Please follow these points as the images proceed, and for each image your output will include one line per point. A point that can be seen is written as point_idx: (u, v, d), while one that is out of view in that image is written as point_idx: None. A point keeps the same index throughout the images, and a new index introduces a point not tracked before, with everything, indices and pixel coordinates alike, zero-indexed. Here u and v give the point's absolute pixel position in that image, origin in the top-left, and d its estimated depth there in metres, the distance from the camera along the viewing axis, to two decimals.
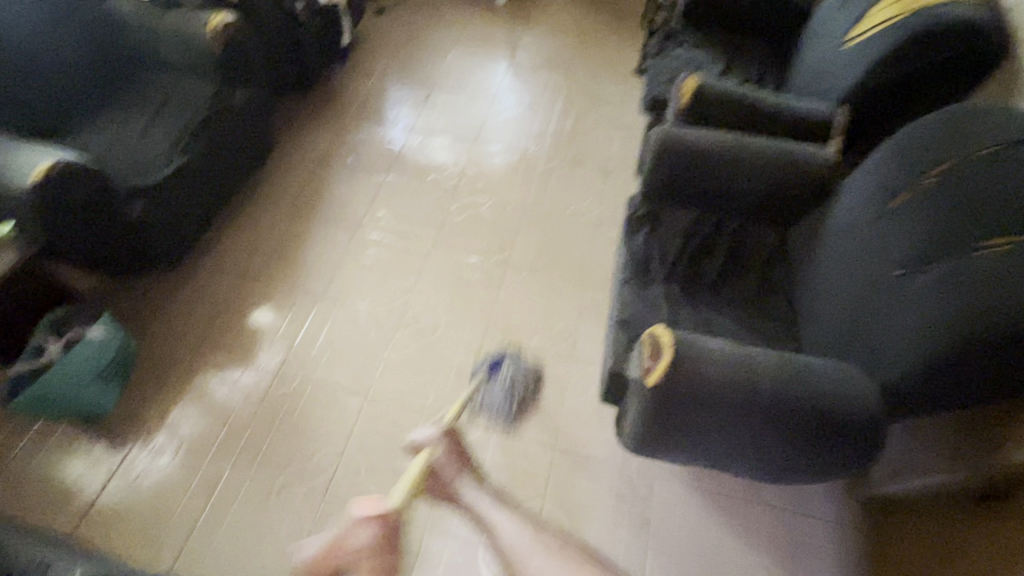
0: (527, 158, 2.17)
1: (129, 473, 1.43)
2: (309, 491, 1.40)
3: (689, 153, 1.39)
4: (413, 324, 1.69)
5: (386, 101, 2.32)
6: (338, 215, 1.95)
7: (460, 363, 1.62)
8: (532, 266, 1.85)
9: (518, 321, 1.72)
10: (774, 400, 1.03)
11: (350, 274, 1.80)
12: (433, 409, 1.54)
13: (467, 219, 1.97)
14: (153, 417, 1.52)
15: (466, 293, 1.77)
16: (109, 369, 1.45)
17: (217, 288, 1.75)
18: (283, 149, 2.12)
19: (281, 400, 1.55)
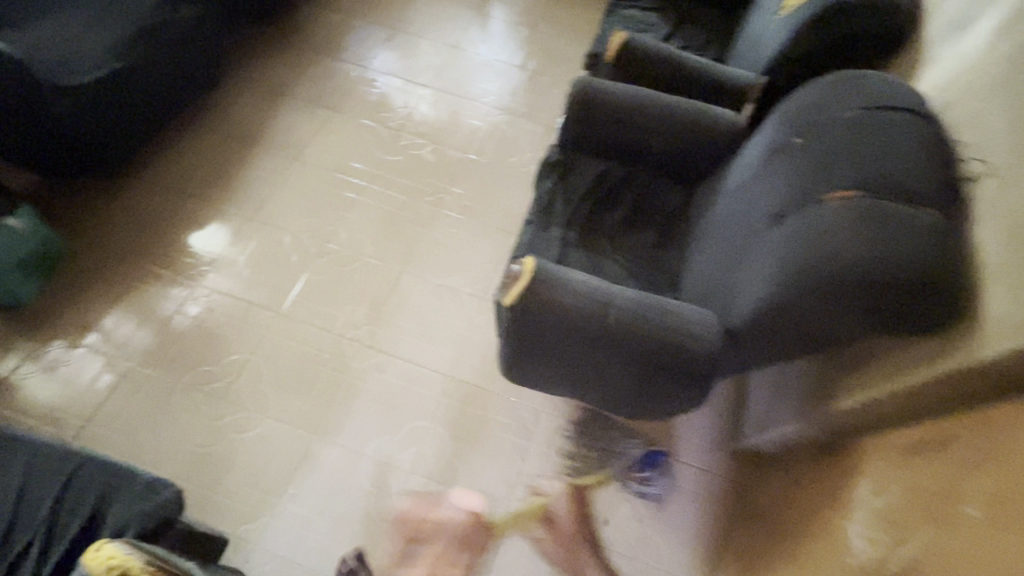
0: (479, 108, 2.19)
1: (44, 363, 1.51)
2: (212, 393, 1.48)
3: (603, 102, 1.42)
4: (335, 252, 1.75)
5: (348, 38, 2.32)
6: (282, 144, 1.98)
7: (376, 292, 1.69)
8: (462, 210, 1.89)
9: (440, 260, 1.78)
10: (618, 334, 1.09)
11: (284, 201, 1.85)
12: (340, 332, 1.61)
13: (407, 160, 2.00)
14: (74, 313, 1.59)
15: (392, 228, 1.82)
16: (29, 261, 1.50)
17: (151, 200, 1.80)
18: (238, 75, 2.13)
19: (198, 310, 1.62)
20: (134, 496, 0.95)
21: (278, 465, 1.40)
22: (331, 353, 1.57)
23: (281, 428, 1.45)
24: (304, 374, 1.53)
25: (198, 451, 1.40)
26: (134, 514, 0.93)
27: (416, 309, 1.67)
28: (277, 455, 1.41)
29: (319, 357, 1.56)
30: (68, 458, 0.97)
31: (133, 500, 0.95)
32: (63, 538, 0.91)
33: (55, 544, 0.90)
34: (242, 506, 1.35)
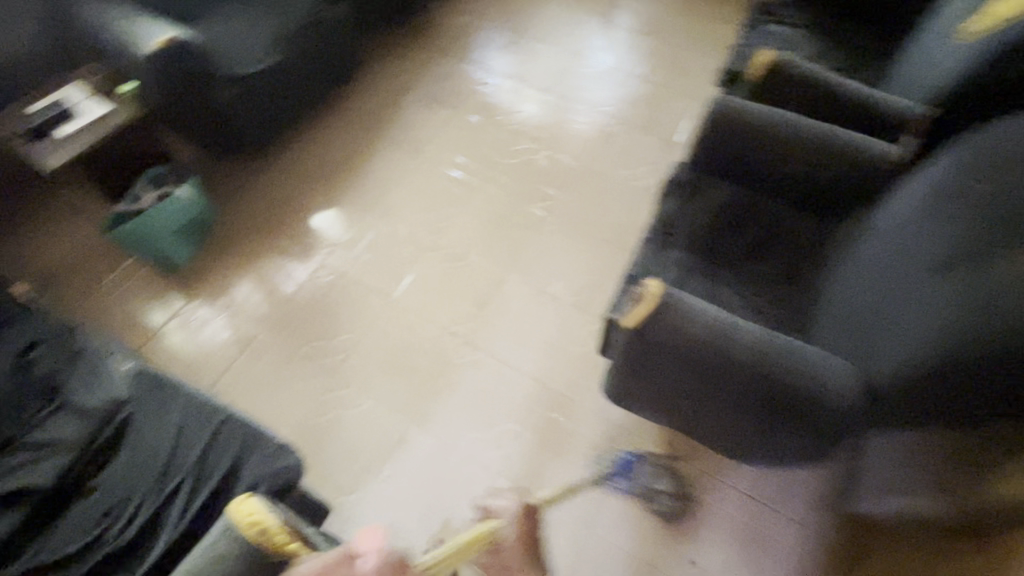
0: (596, 116, 2.17)
1: (187, 319, 1.68)
2: (325, 366, 1.59)
3: (744, 122, 1.34)
4: (445, 248, 1.81)
5: (474, 41, 2.39)
6: (405, 140, 2.08)
7: (481, 290, 1.73)
8: (570, 219, 1.88)
9: (545, 266, 1.78)
10: (744, 368, 1.03)
11: (402, 193, 1.94)
12: (443, 325, 1.66)
13: (521, 164, 2.02)
14: (214, 276, 1.76)
15: (501, 230, 1.85)
16: (185, 227, 1.68)
17: (287, 181, 1.96)
18: (371, 71, 2.26)
19: (318, 288, 1.74)
20: (266, 457, 1.03)
21: (375, 443, 1.47)
22: (433, 344, 1.63)
23: (381, 408, 1.52)
24: (407, 362, 1.60)
25: (307, 418, 1.51)
26: (265, 474, 1.01)
27: (517, 312, 1.69)
28: (376, 435, 1.48)
29: (422, 347, 1.62)
30: (214, 411, 1.08)
31: (265, 462, 1.03)
32: (207, 486, 1.00)
33: (200, 490, 1.00)
34: (339, 477, 1.43)
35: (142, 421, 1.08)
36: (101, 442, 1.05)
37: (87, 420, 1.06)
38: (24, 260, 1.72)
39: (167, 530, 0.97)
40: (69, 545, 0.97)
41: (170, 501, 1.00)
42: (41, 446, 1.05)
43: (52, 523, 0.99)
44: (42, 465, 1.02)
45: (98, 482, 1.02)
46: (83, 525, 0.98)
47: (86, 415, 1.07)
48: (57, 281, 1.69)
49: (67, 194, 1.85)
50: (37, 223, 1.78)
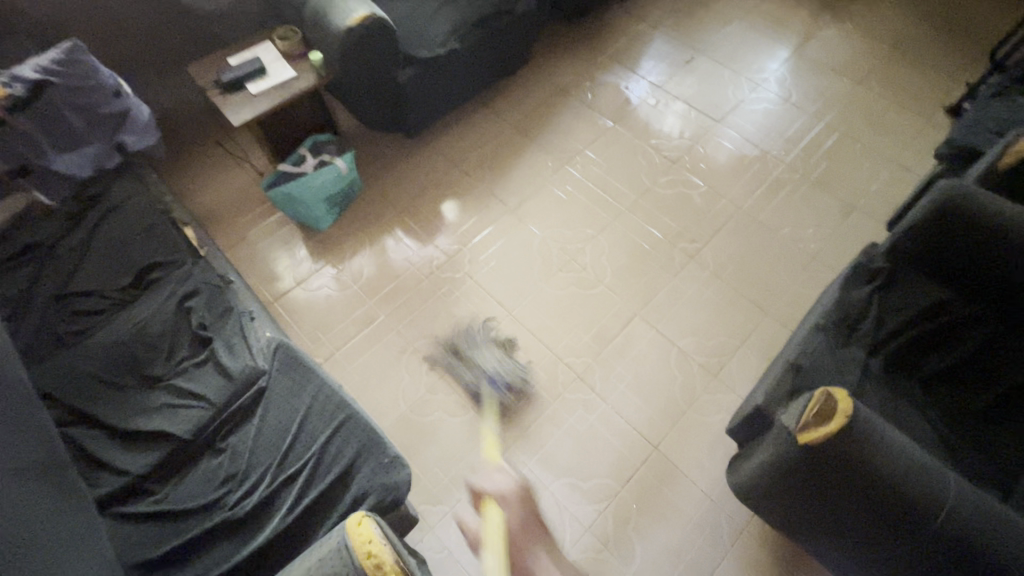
0: (766, 158, 1.95)
1: (315, 284, 1.70)
2: (434, 365, 1.55)
3: (983, 220, 1.11)
4: (575, 271, 1.70)
5: (645, 52, 2.24)
6: (555, 146, 1.99)
7: (605, 325, 1.61)
8: (716, 269, 1.70)
9: (679, 315, 1.62)
10: (938, 543, 0.85)
11: (542, 202, 1.85)
12: (559, 353, 1.56)
13: (672, 196, 1.86)
14: (346, 246, 1.77)
15: (638, 264, 1.71)
16: (334, 196, 1.72)
17: (431, 166, 1.94)
18: (533, 67, 2.18)
19: (442, 283, 1.70)
20: (378, 468, 1.01)
21: (468, 459, 1.42)
22: (546, 372, 1.54)
23: (480, 425, 1.46)
24: (515, 382, 1.52)
25: (407, 414, 1.48)
26: (375, 487, 0.99)
27: (640, 359, 1.55)
28: (472, 451, 1.43)
29: (533, 372, 1.54)
30: (340, 404, 1.08)
31: (377, 473, 1.01)
32: (319, 482, 1.00)
33: (313, 484, 1.00)
34: (426, 484, 1.39)
35: (273, 395, 1.09)
36: (234, 407, 1.08)
37: (228, 381, 1.11)
38: (191, 194, 1.85)
39: (276, 516, 0.97)
40: (192, 501, 1.00)
41: (284, 486, 1.00)
42: (187, 395, 1.11)
43: (181, 473, 1.04)
44: (185, 414, 1.09)
45: (225, 446, 1.05)
46: (206, 484, 1.02)
47: (228, 377, 1.12)
48: (214, 221, 1.81)
49: (238, 140, 1.96)
50: (208, 163, 1.91)
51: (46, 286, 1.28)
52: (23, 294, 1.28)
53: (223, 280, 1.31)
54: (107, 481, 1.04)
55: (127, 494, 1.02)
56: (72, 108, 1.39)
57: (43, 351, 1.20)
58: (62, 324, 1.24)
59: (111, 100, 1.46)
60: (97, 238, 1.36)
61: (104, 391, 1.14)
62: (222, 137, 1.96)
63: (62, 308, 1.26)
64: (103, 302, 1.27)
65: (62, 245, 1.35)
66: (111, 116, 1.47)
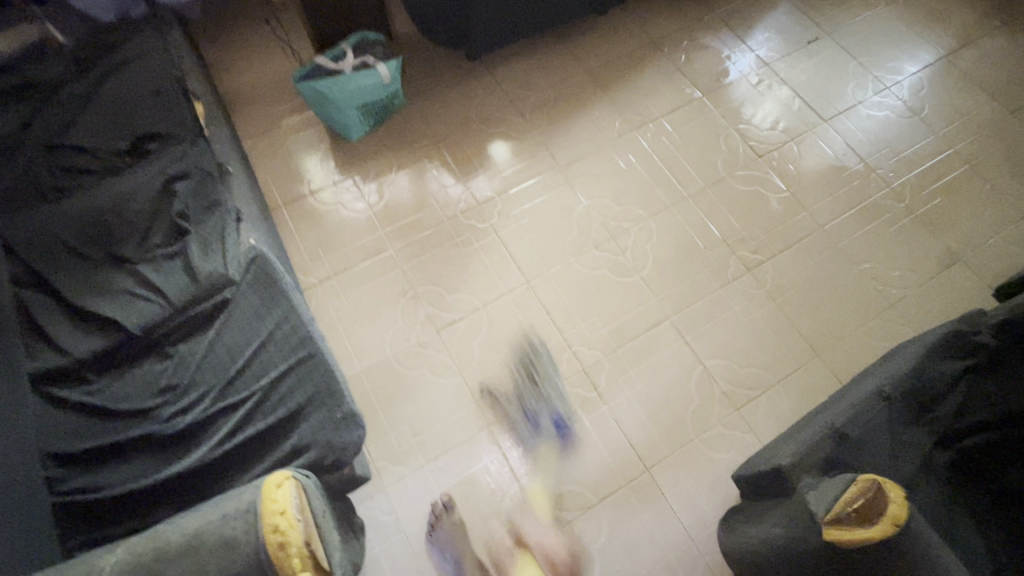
0: (870, 175, 1.64)
1: (329, 197, 1.55)
2: (431, 316, 1.40)
3: None
4: (613, 252, 1.49)
5: (761, 19, 1.90)
6: (629, 104, 1.72)
7: (629, 320, 1.41)
8: (773, 291, 1.46)
9: (716, 331, 1.41)
10: None
11: (595, 165, 1.61)
12: (569, 339, 1.38)
13: (747, 194, 1.59)
14: (372, 165, 1.60)
15: (685, 263, 1.48)
16: (370, 106, 1.54)
17: (485, 96, 1.70)
18: (627, 8, 1.88)
19: (462, 229, 1.52)
20: (328, 422, 0.89)
21: (443, 426, 1.29)
22: (550, 356, 1.36)
23: (464, 393, 1.32)
24: (512, 358, 1.36)
25: (391, 362, 1.35)
26: (317, 440, 0.87)
27: (656, 370, 1.36)
28: (448, 418, 1.30)
29: (536, 352, 1.37)
30: (303, 340, 0.94)
31: (325, 427, 0.88)
32: (260, 420, 0.88)
33: (253, 421, 0.88)
34: (394, 441, 1.27)
35: (236, 310, 0.96)
36: (193, 311, 0.96)
37: (192, 282, 0.98)
38: (224, 70, 1.70)
39: (205, 445, 0.86)
40: (123, 402, 0.90)
41: (221, 415, 0.88)
42: (147, 286, 1.00)
43: (122, 369, 0.94)
44: (140, 306, 0.97)
45: (173, 352, 0.94)
46: (142, 388, 0.92)
47: (194, 278, 0.99)
48: (242, 104, 1.66)
49: (286, 22, 1.78)
50: (249, 40, 1.74)
51: (39, 130, 1.18)
52: (15, 133, 1.18)
53: (219, 170, 1.16)
54: (46, 354, 0.95)
55: (62, 376, 0.93)
56: None
57: (20, 200, 1.11)
58: (45, 175, 1.13)
59: None
60: (102, 90, 1.23)
61: (67, 257, 1.04)
62: (271, 15, 1.79)
63: (51, 158, 1.16)
64: (92, 161, 1.16)
65: (64, 89, 1.23)
66: None
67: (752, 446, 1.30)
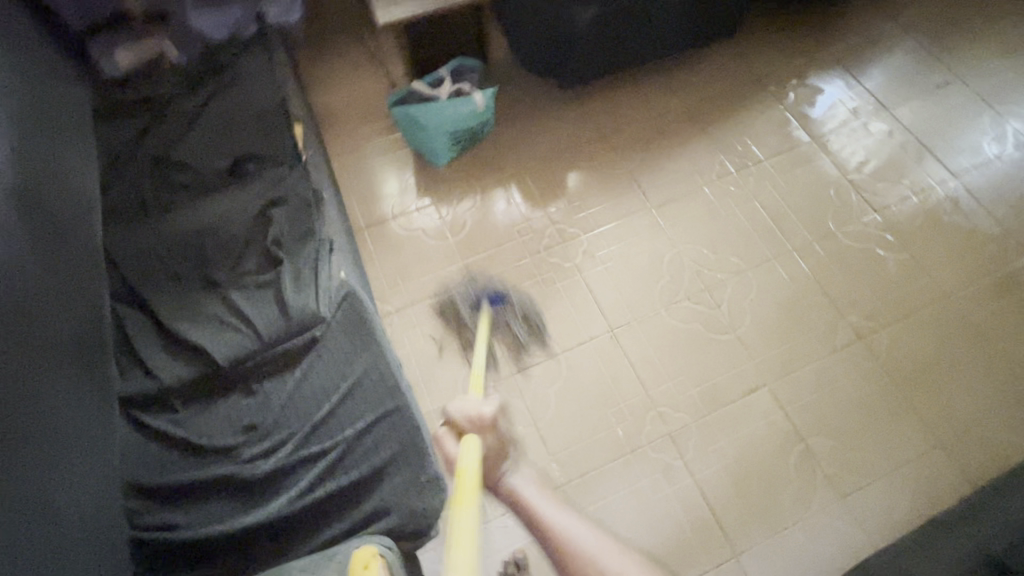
0: (1006, 240, 1.45)
1: (411, 222, 1.52)
2: (507, 358, 1.33)
3: None
4: (706, 304, 1.38)
5: (880, 59, 1.75)
6: (728, 144, 1.61)
7: (721, 383, 1.29)
8: (888, 365, 1.31)
9: (820, 404, 1.27)
10: None
11: (690, 208, 1.51)
12: (654, 397, 1.28)
13: (860, 253, 1.44)
14: (455, 192, 1.56)
15: (787, 325, 1.35)
16: (460, 134, 1.50)
17: (575, 128, 1.64)
18: (729, 43, 1.77)
19: (545, 268, 1.45)
20: (412, 485, 0.83)
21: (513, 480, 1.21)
22: (633, 415, 1.26)
23: (538, 445, 1.24)
24: (592, 412, 1.27)
25: None
26: (399, 503, 0.81)
27: (751, 443, 1.24)
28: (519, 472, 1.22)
29: (618, 409, 1.27)
30: (391, 390, 0.89)
31: (408, 490, 0.82)
32: (342, 475, 0.83)
33: (335, 475, 0.83)
34: (461, 490, 1.20)
35: (325, 351, 0.93)
36: (282, 347, 0.93)
37: (283, 317, 0.95)
38: (316, 89, 1.71)
39: (285, 495, 0.82)
40: (206, 438, 0.88)
41: (303, 464, 0.84)
42: (237, 315, 0.97)
43: (207, 401, 0.92)
44: (229, 335, 0.95)
45: (258, 389, 0.91)
46: (226, 424, 0.89)
47: (285, 311, 0.96)
48: (333, 122, 1.66)
49: (380, 43, 1.79)
50: (344, 59, 1.76)
51: (149, 146, 1.20)
52: (126, 147, 1.20)
53: (314, 197, 1.13)
54: (137, 377, 0.94)
55: (149, 402, 0.92)
56: None
57: (126, 214, 1.13)
58: (150, 192, 1.15)
59: None
60: (209, 108, 1.24)
61: (164, 277, 1.04)
62: (366, 35, 1.80)
63: (156, 174, 1.17)
64: (193, 179, 1.16)
65: (175, 106, 1.26)
66: None
67: (860, 544, 1.14)
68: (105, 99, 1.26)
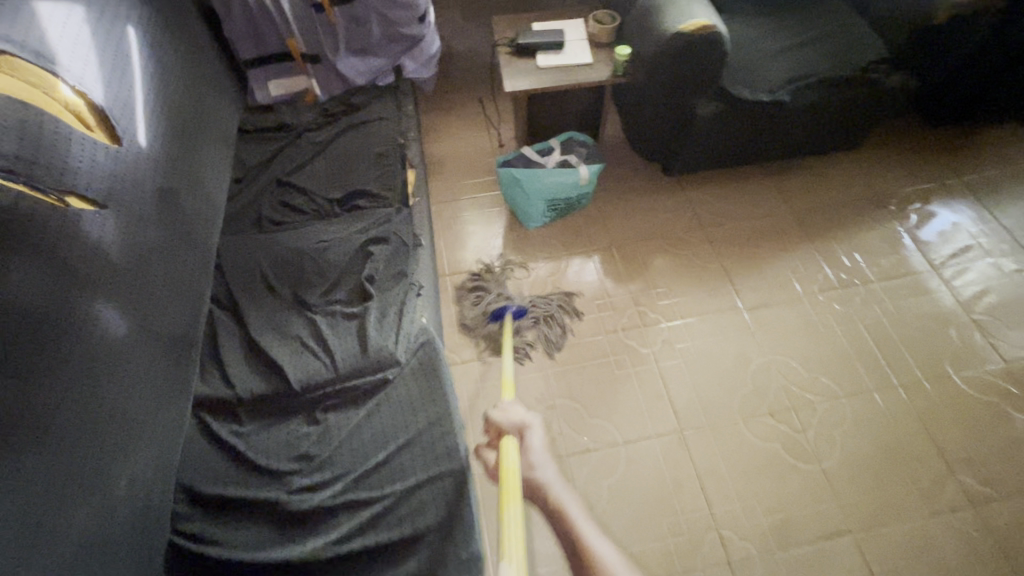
0: None
1: (493, 277, 1.53)
2: (565, 436, 1.26)
3: None
4: (791, 426, 1.25)
5: (1022, 197, 1.61)
6: (835, 257, 1.52)
7: (797, 518, 1.15)
8: (1005, 544, 1.11)
9: (914, 572, 1.09)
10: None
11: (785, 317, 1.42)
12: (717, 518, 1.16)
13: (979, 405, 1.27)
14: (541, 255, 1.56)
15: (884, 469, 1.20)
16: (559, 201, 1.52)
17: (674, 214, 1.61)
18: (849, 154, 1.71)
19: (619, 348, 1.39)
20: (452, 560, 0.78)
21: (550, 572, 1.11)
22: (688, 533, 1.14)
23: None
24: (646, 515, 1.17)
25: None
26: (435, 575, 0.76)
27: None
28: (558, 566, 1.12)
29: (674, 520, 1.16)
30: (450, 452, 0.86)
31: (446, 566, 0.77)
32: (383, 529, 0.80)
33: (376, 527, 0.81)
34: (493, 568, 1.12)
35: (395, 397, 0.92)
36: (352, 382, 0.93)
37: (361, 352, 0.96)
38: (431, 137, 1.82)
39: (324, 536, 0.80)
40: (260, 457, 0.88)
41: (348, 506, 0.82)
42: (316, 340, 1.00)
43: (269, 420, 0.93)
44: (306, 358, 0.97)
45: (320, 419, 0.91)
46: (283, 447, 0.89)
47: (363, 346, 0.97)
48: (440, 170, 1.75)
49: (497, 106, 1.89)
50: (461, 115, 1.87)
51: (277, 168, 1.31)
52: (259, 165, 1.32)
53: (412, 240, 1.17)
54: (215, 382, 0.98)
55: (219, 408, 0.95)
56: (380, 19, 1.38)
57: (242, 225, 1.22)
58: (268, 208, 1.24)
59: (413, 24, 1.41)
60: (337, 143, 1.34)
61: (261, 290, 1.09)
62: (486, 97, 1.91)
63: (277, 193, 1.27)
64: (307, 204, 1.24)
65: (308, 136, 1.37)
66: (406, 40, 1.44)
67: None
68: (251, 120, 1.41)
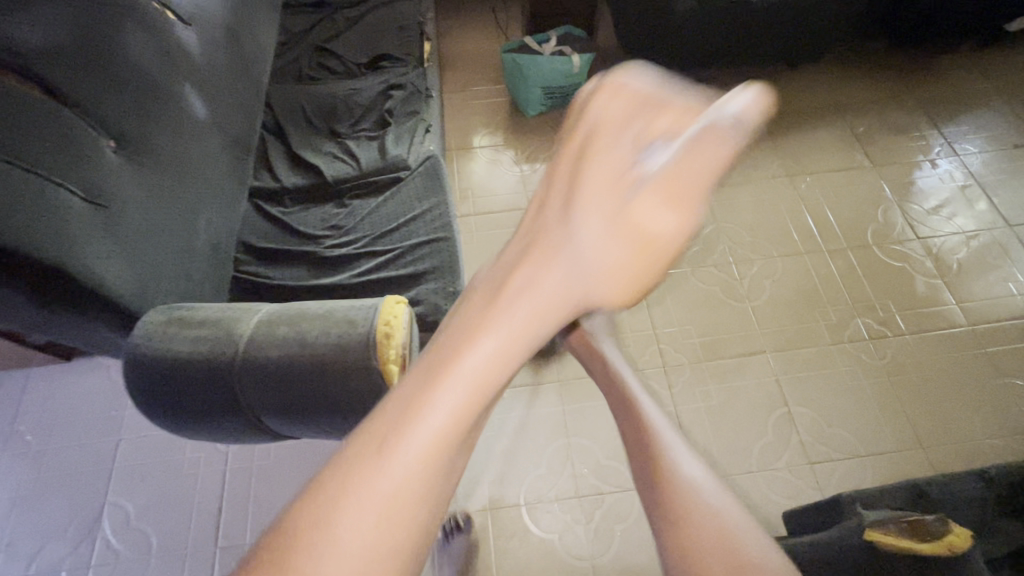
0: None
1: (493, 152, 1.78)
2: None
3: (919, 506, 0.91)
4: (730, 274, 1.51)
5: (965, 112, 1.81)
6: (791, 152, 1.74)
7: (723, 339, 1.42)
8: (890, 366, 1.38)
9: (811, 380, 1.36)
10: None
11: (739, 195, 1.66)
12: (659, 335, 1.43)
13: (891, 268, 1.52)
14: (536, 138, 1.80)
15: (801, 308, 1.46)
16: (554, 88, 1.75)
17: None
18: (817, 71, 1.92)
19: None
20: (442, 290, 1.05)
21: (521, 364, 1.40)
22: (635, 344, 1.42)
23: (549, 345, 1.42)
24: None
25: None
26: (430, 297, 1.04)
27: (738, 393, 1.35)
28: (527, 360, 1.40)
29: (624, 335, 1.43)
30: (446, 225, 1.13)
31: (437, 293, 1.05)
32: (393, 269, 1.08)
33: (387, 269, 1.08)
34: None
35: (406, 189, 1.18)
36: (373, 179, 1.20)
37: (381, 159, 1.23)
38: (447, 38, 2.05)
39: (349, 272, 1.08)
40: (302, 224, 1.16)
41: (368, 255, 1.10)
42: (346, 152, 1.26)
43: (308, 204, 1.20)
44: (338, 163, 1.24)
45: (348, 203, 1.19)
46: (318, 219, 1.17)
47: (382, 155, 1.23)
48: (453, 66, 1.98)
49: (508, 15, 2.11)
50: (475, 21, 2.09)
51: (316, 35, 1.55)
52: (300, 33, 1.56)
53: (425, 91, 1.41)
54: (266, 179, 1.25)
55: (270, 196, 1.22)
56: None
57: (286, 76, 1.47)
58: (308, 65, 1.49)
59: None
60: (366, 18, 1.58)
61: (302, 120, 1.35)
62: (498, 7, 2.12)
63: (315, 54, 1.52)
64: (340, 63, 1.49)
65: (342, 12, 1.61)
66: None
67: (815, 496, 1.22)
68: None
